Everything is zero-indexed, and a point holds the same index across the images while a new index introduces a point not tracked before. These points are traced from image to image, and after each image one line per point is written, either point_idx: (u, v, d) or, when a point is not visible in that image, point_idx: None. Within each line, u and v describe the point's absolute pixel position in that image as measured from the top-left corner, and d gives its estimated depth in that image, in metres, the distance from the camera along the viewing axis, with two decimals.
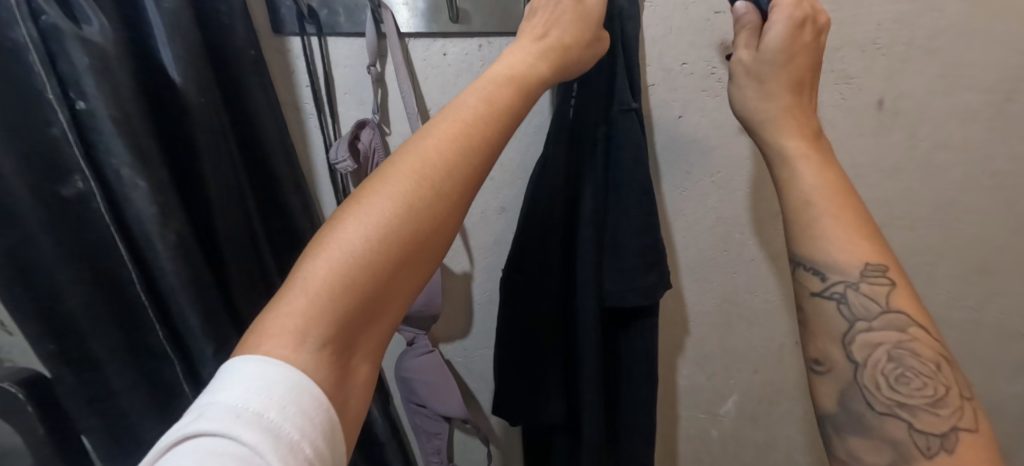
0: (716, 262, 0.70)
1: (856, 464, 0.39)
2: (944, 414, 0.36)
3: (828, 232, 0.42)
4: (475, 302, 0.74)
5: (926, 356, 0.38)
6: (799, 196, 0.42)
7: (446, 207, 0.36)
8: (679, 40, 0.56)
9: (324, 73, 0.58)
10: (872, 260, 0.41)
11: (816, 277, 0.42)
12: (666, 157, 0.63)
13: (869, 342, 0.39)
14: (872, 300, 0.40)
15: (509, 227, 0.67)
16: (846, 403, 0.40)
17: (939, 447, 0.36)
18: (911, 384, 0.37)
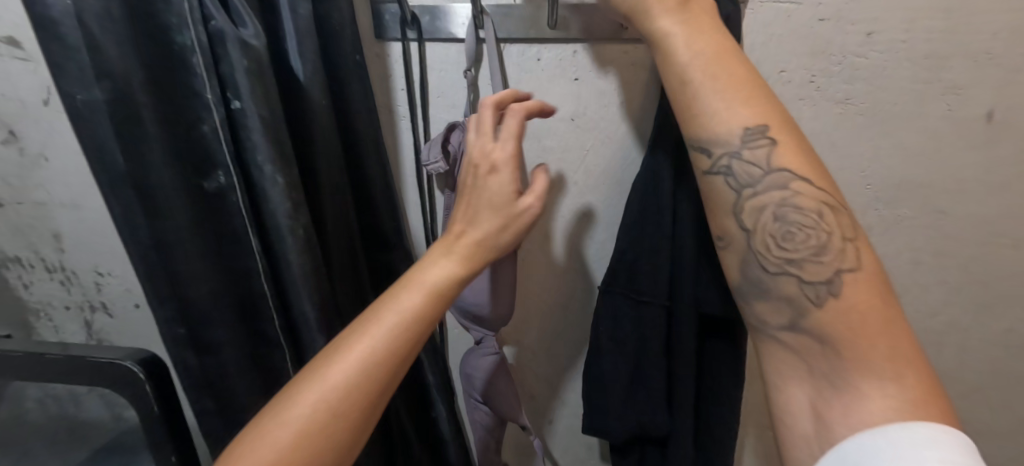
0: None
1: (768, 330, 0.44)
2: (828, 260, 0.39)
3: (715, 107, 0.42)
4: (546, 304, 0.74)
5: (809, 208, 0.40)
6: (685, 83, 0.42)
7: (393, 371, 0.41)
8: (779, 48, 0.55)
9: (420, 77, 0.59)
10: (756, 122, 0.41)
11: (704, 155, 0.43)
12: None
13: (759, 207, 0.41)
14: (756, 165, 0.41)
15: (588, 230, 0.68)
16: (748, 271, 0.43)
17: (825, 294, 0.39)
18: (796, 238, 0.40)
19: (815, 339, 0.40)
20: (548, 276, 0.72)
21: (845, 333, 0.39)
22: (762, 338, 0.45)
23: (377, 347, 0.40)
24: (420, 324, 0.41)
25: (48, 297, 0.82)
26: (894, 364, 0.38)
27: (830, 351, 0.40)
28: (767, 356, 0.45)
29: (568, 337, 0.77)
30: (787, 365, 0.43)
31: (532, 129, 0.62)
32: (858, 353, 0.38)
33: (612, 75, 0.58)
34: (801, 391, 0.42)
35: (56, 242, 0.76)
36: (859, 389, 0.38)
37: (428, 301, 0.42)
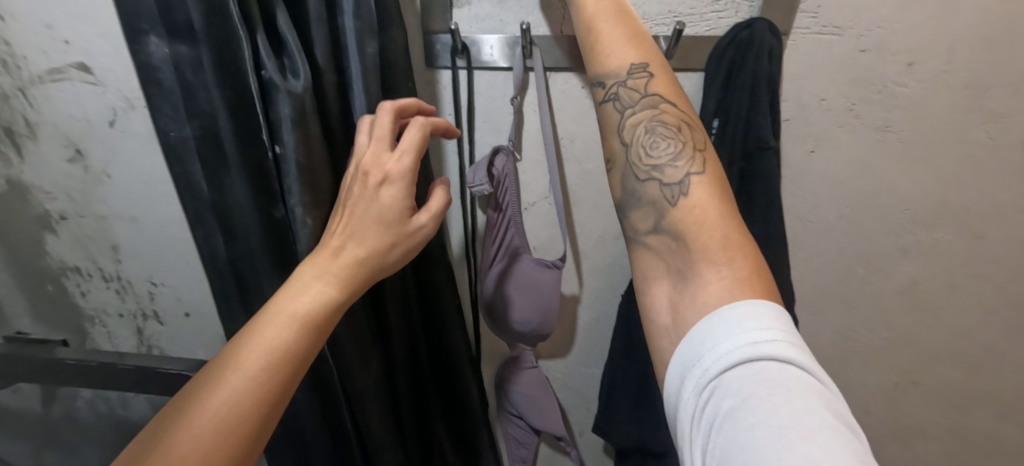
0: (834, 295, 0.70)
1: (638, 238, 0.42)
2: (681, 166, 0.40)
3: (608, 41, 0.45)
4: (580, 323, 0.76)
5: (672, 123, 0.42)
6: (585, 15, 0.45)
7: (290, 375, 0.39)
8: (819, 78, 0.56)
9: (468, 103, 0.62)
10: (637, 60, 0.44)
11: (599, 87, 0.45)
12: (793, 190, 0.63)
13: (635, 125, 0.43)
14: (635, 91, 0.43)
15: (625, 250, 0.69)
16: (627, 187, 0.43)
17: (679, 195, 0.39)
18: (660, 147, 0.41)
19: (673, 238, 0.39)
20: (584, 293, 0.74)
21: (693, 225, 0.38)
22: (634, 248, 0.42)
23: (260, 384, 0.38)
24: (286, 362, 0.39)
25: (103, 306, 0.86)
26: (730, 252, 0.36)
27: (681, 244, 0.38)
28: (638, 268, 0.41)
29: (601, 352, 0.79)
30: (655, 270, 0.40)
31: (574, 153, 0.64)
32: (700, 244, 0.37)
33: None
34: (661, 293, 0.38)
35: (114, 253, 0.81)
36: (700, 278, 0.36)
37: (299, 331, 0.40)
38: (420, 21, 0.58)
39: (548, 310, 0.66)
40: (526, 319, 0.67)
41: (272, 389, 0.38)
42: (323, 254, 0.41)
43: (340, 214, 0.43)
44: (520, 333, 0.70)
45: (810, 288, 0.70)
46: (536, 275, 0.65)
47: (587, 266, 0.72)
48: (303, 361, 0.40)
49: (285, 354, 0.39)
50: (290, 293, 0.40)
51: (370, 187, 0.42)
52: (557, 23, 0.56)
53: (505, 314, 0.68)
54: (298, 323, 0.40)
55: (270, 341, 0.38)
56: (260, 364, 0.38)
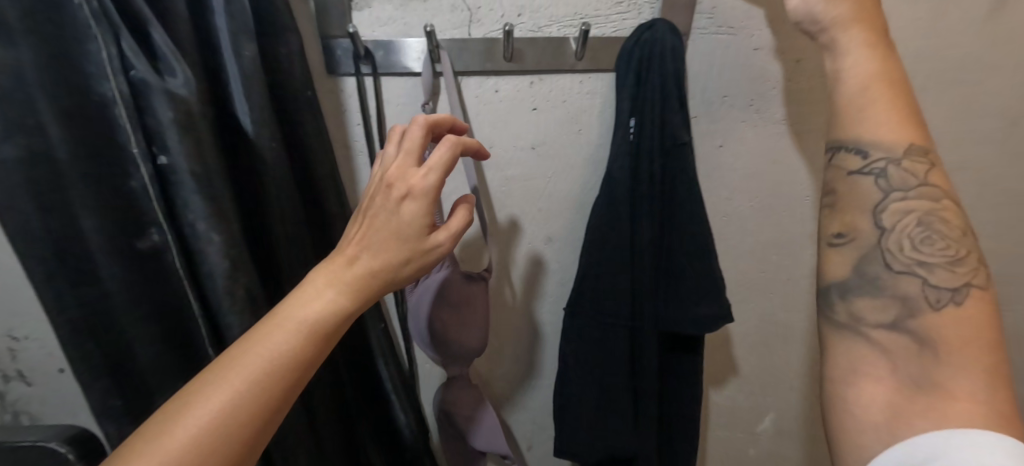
0: (756, 283, 0.73)
1: (858, 328, 0.37)
2: (960, 272, 0.35)
3: (873, 106, 0.38)
4: (516, 334, 0.74)
5: (955, 223, 0.36)
6: (845, 81, 0.38)
7: (285, 394, 0.35)
8: (720, 75, 0.59)
9: (377, 112, 0.58)
10: (916, 142, 0.37)
11: (855, 155, 0.38)
12: (707, 186, 0.65)
13: (902, 209, 0.37)
14: (911, 174, 0.37)
15: (555, 256, 0.68)
16: (862, 268, 0.38)
17: (948, 301, 0.35)
18: (935, 244, 0.36)
19: (914, 342, 0.35)
20: (517, 303, 0.72)
21: (952, 339, 0.34)
22: (842, 334, 0.38)
23: (245, 402, 0.33)
24: (275, 378, 0.35)
25: None
26: (994, 380, 0.32)
27: (927, 352, 0.34)
28: (843, 357, 0.38)
29: (538, 363, 0.76)
30: (870, 366, 0.36)
31: (495, 159, 0.62)
32: (957, 361, 0.33)
33: (569, 104, 0.59)
34: (877, 392, 0.35)
35: None
36: (945, 392, 0.32)
37: (299, 342, 0.36)
38: (316, 26, 0.54)
39: (480, 323, 0.64)
40: (459, 337, 0.64)
41: (255, 411, 0.34)
42: (337, 260, 0.39)
43: (358, 222, 0.41)
44: (452, 354, 0.65)
45: (733, 279, 0.72)
46: (463, 289, 0.62)
47: (517, 276, 0.69)
48: (298, 378, 0.36)
49: (279, 368, 0.35)
50: (302, 299, 0.37)
51: (393, 199, 0.39)
52: (464, 26, 0.55)
53: (437, 334, 0.63)
54: (302, 334, 0.36)
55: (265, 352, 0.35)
56: (250, 377, 0.34)
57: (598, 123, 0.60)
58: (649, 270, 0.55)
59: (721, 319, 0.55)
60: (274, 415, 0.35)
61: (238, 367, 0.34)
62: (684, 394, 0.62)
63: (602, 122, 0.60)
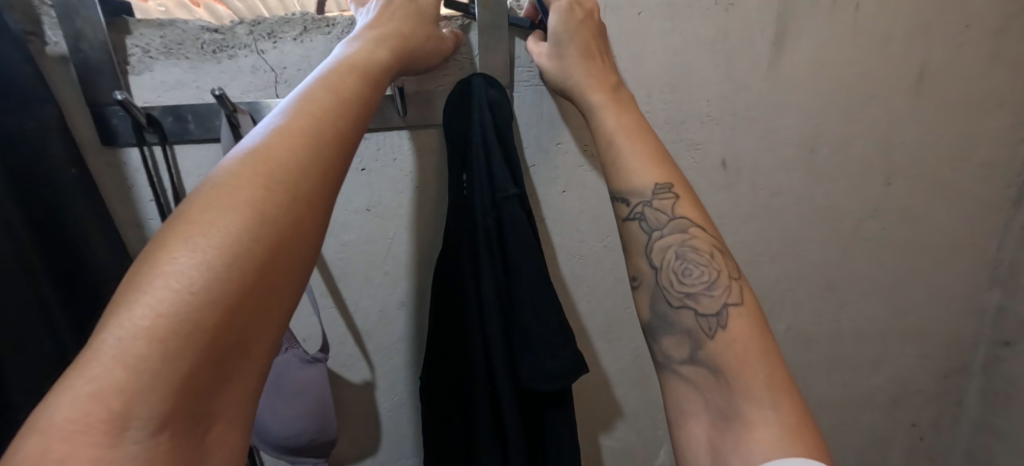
0: (624, 319, 0.72)
1: (672, 366, 0.43)
2: (718, 295, 0.42)
3: (629, 158, 0.48)
4: (381, 411, 0.66)
5: (704, 248, 0.44)
6: (604, 134, 0.49)
7: (360, 115, 0.38)
8: (551, 125, 0.60)
9: (171, 185, 0.51)
10: (661, 180, 0.46)
11: (624, 204, 0.47)
12: (557, 229, 0.65)
13: (664, 246, 0.45)
14: (662, 211, 0.46)
15: (412, 320, 0.63)
16: (656, 307, 0.45)
17: (717, 327, 0.41)
18: (693, 273, 0.43)
19: (710, 372, 0.41)
20: (377, 377, 0.65)
21: (732, 361, 0.39)
22: (666, 374, 0.44)
23: (323, 124, 0.35)
24: (352, 112, 0.37)
25: None
26: (775, 395, 0.37)
27: (720, 379, 0.40)
28: (672, 397, 0.43)
29: (411, 441, 0.68)
30: (690, 403, 0.41)
31: None
32: (744, 383, 0.38)
33: (400, 162, 0.56)
34: (700, 430, 0.40)
35: None
36: (744, 418, 0.37)
37: (362, 92, 0.39)
38: (83, 95, 0.47)
39: (321, 410, 0.55)
40: (293, 432, 0.55)
41: (336, 132, 0.35)
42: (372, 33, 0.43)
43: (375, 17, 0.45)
44: (295, 451, 0.57)
45: (601, 317, 0.72)
46: (296, 375, 0.54)
47: (370, 347, 0.63)
48: (364, 116, 0.38)
49: (352, 109, 0.37)
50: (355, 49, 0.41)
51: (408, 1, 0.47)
52: (269, 87, 0.51)
53: (269, 431, 0.55)
54: (361, 70, 0.40)
55: (333, 95, 0.37)
56: (331, 111, 0.36)
57: (435, 178, 0.57)
58: (498, 330, 0.54)
59: (574, 370, 0.56)
60: (354, 143, 0.37)
61: (317, 104, 0.35)
62: (555, 444, 0.61)
63: (438, 177, 0.58)
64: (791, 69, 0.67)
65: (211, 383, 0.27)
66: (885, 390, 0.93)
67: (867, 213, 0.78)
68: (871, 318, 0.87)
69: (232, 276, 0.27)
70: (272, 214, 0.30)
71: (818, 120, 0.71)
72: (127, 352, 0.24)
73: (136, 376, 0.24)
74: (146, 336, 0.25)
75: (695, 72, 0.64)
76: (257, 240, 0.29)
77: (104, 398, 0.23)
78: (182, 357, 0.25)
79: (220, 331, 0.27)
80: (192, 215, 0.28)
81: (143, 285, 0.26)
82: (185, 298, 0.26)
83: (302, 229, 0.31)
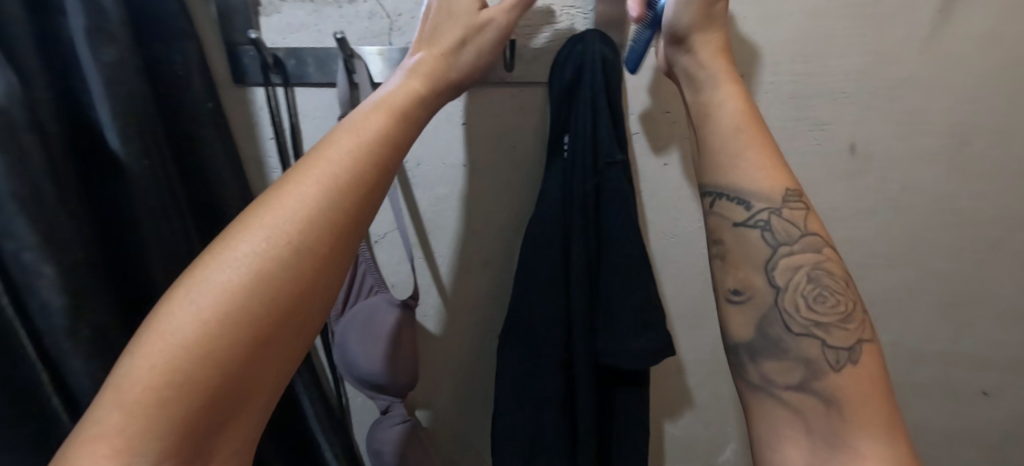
0: (709, 308, 0.69)
1: (770, 389, 0.38)
2: (852, 330, 0.37)
3: (755, 160, 0.41)
4: (455, 364, 0.68)
5: (838, 274, 0.38)
6: (732, 127, 0.42)
7: (389, 157, 0.36)
8: (662, 90, 0.56)
9: (289, 125, 0.54)
10: (791, 188, 0.40)
11: (742, 207, 0.41)
12: (652, 204, 0.62)
13: (792, 266, 0.38)
14: (793, 224, 0.39)
15: (494, 281, 0.63)
16: (766, 328, 0.39)
17: (847, 361, 0.36)
18: (827, 301, 0.37)
19: (823, 402, 0.36)
20: (454, 331, 0.66)
21: (857, 397, 0.35)
22: (755, 396, 0.39)
23: (346, 170, 0.34)
24: (378, 154, 0.35)
25: None
26: (892, 432, 0.34)
27: (834, 411, 0.36)
28: (764, 422, 0.38)
29: (480, 398, 0.70)
30: (787, 430, 0.37)
31: (423, 177, 0.58)
32: (863, 419, 0.35)
33: (502, 119, 0.55)
34: (798, 457, 0.36)
35: None
36: (858, 452, 0.34)
37: (395, 127, 0.37)
38: (221, 34, 0.50)
39: (405, 352, 0.58)
40: (379, 370, 0.57)
41: (360, 179, 0.34)
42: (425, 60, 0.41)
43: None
44: (377, 387, 0.59)
45: (685, 302, 0.68)
46: (387, 318, 0.57)
47: (450, 301, 0.64)
48: (393, 157, 0.36)
49: (378, 148, 0.35)
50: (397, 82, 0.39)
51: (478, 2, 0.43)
52: (383, 34, 0.51)
53: (357, 365, 0.58)
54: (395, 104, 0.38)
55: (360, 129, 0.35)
56: (353, 152, 0.34)
57: (533, 139, 0.56)
58: (583, 299, 0.53)
59: (659, 352, 0.54)
60: (378, 189, 0.35)
61: (340, 145, 0.34)
62: (625, 423, 0.60)
63: (536, 137, 0.56)
64: (955, 43, 0.57)
65: (215, 426, 0.29)
66: (1001, 426, 0.82)
67: (1020, 222, 0.67)
68: (1001, 343, 0.76)
69: (233, 329, 0.28)
70: (275, 270, 0.30)
71: (978, 106, 0.60)
72: (128, 400, 0.26)
73: (133, 422, 0.26)
74: (151, 381, 0.27)
75: (835, 39, 0.56)
76: (257, 296, 0.29)
77: (115, 432, 0.26)
78: (174, 408, 0.27)
79: (215, 383, 0.28)
80: (207, 267, 0.29)
81: (154, 332, 0.28)
82: (182, 353, 0.27)
83: (309, 284, 0.31)
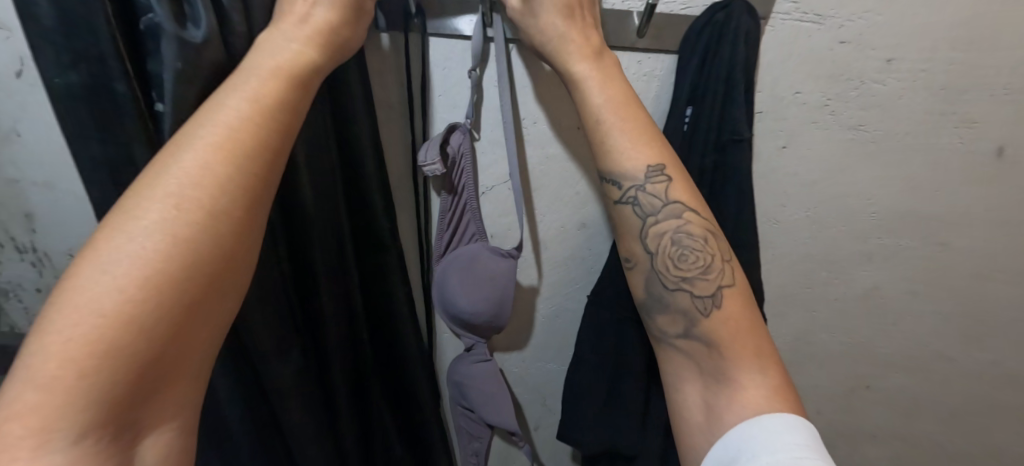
0: (798, 297, 0.70)
1: (668, 339, 0.45)
2: (711, 279, 0.43)
3: (622, 141, 0.44)
4: (537, 316, 0.73)
5: (698, 233, 0.44)
6: (592, 111, 0.44)
7: (270, 139, 0.36)
8: (800, 68, 0.52)
9: (420, 73, 0.55)
10: (653, 161, 0.44)
11: (614, 186, 0.46)
12: (762, 188, 0.60)
13: (659, 233, 0.44)
14: (656, 196, 0.44)
15: (587, 242, 0.66)
16: (650, 289, 0.46)
17: (711, 306, 0.43)
18: (689, 260, 0.44)
19: (704, 344, 0.43)
20: (543, 285, 0.70)
21: (724, 335, 0.42)
22: (661, 346, 0.46)
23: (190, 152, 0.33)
24: (268, 140, 0.36)
25: (19, 279, 0.73)
26: (762, 360, 0.41)
27: (715, 353, 0.42)
28: (669, 367, 0.46)
29: (556, 346, 0.76)
30: (685, 372, 0.44)
31: (535, 135, 0.59)
32: (735, 352, 0.41)
33: None
34: (694, 392, 0.43)
35: (29, 222, 0.67)
36: (735, 382, 0.40)
37: (284, 96, 0.37)
38: None
39: (502, 299, 0.62)
40: (477, 310, 0.62)
41: (233, 161, 0.34)
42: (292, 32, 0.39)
43: None
44: (472, 326, 0.65)
45: (775, 288, 0.69)
46: (490, 264, 0.61)
47: (546, 257, 0.68)
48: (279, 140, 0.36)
49: (255, 131, 0.35)
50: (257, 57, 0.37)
51: None
52: None
53: (456, 303, 0.63)
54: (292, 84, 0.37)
55: (252, 101, 0.35)
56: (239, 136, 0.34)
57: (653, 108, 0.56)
58: None
59: None
60: (264, 171, 0.36)
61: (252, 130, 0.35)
62: None
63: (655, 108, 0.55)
64: None
65: (143, 394, 0.30)
66: None
67: None
68: None
69: (146, 303, 0.29)
70: (137, 249, 0.30)
71: None
72: (53, 375, 0.27)
73: (62, 395, 0.27)
74: (59, 364, 0.27)
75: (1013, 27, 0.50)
76: (154, 277, 0.30)
77: (51, 408, 0.27)
78: (94, 380, 0.28)
79: (127, 358, 0.29)
80: (99, 246, 0.30)
81: (89, 302, 0.29)
82: (82, 331, 0.28)
83: (196, 265, 0.32)
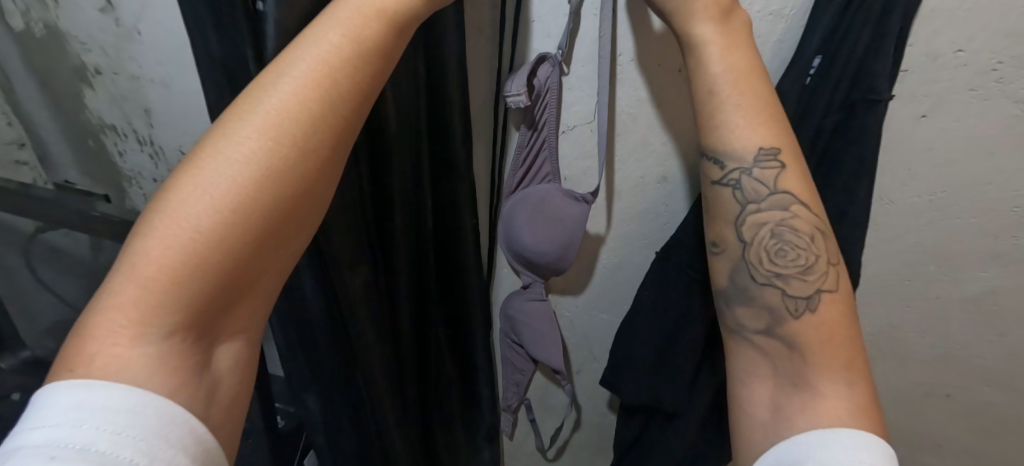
0: (895, 289, 0.63)
1: (744, 333, 0.43)
2: (811, 281, 0.39)
3: (733, 118, 0.40)
4: (599, 266, 0.72)
5: (804, 230, 0.39)
6: (706, 82, 0.40)
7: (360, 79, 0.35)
8: (972, 21, 0.43)
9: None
10: (769, 144, 0.39)
11: (717, 166, 0.42)
12: (884, 161, 0.53)
13: (756, 222, 0.41)
14: (763, 183, 0.40)
15: (666, 197, 0.62)
16: (735, 278, 0.43)
17: (805, 309, 0.39)
18: (787, 256, 0.40)
19: (786, 346, 0.40)
20: (610, 236, 0.68)
21: (811, 339, 0.39)
22: (733, 338, 0.44)
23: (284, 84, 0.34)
24: (356, 82, 0.35)
25: (140, 169, 0.81)
26: (851, 376, 0.37)
27: (797, 354, 0.39)
28: (740, 360, 0.44)
29: (614, 298, 0.75)
30: (756, 369, 0.42)
31: (630, 75, 0.54)
32: (820, 361, 0.38)
33: None
34: (763, 390, 0.41)
35: (148, 117, 0.74)
36: (814, 389, 0.37)
37: (380, 37, 0.36)
38: None
39: (568, 244, 0.61)
40: (543, 251, 0.62)
41: (321, 98, 0.34)
42: None
43: None
44: (534, 265, 0.65)
45: (870, 274, 0.63)
46: (563, 207, 0.60)
47: (619, 206, 0.65)
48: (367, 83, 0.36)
49: (347, 71, 0.35)
50: None
51: None
52: None
53: (522, 242, 0.63)
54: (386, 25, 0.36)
55: (347, 40, 0.35)
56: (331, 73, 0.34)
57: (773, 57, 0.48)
58: None
59: None
60: (349, 112, 0.36)
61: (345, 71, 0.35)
62: None
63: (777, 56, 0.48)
64: None
65: (225, 305, 0.33)
66: None
67: None
68: None
69: (230, 222, 0.31)
70: (230, 171, 0.32)
71: None
72: (151, 277, 0.30)
73: (157, 296, 0.30)
74: (156, 265, 0.30)
75: None
76: (241, 199, 0.32)
77: (148, 304, 0.29)
78: (186, 285, 0.30)
79: (213, 270, 0.31)
80: (198, 164, 0.32)
81: (185, 213, 0.30)
82: (178, 240, 0.30)
83: (278, 195, 0.33)
